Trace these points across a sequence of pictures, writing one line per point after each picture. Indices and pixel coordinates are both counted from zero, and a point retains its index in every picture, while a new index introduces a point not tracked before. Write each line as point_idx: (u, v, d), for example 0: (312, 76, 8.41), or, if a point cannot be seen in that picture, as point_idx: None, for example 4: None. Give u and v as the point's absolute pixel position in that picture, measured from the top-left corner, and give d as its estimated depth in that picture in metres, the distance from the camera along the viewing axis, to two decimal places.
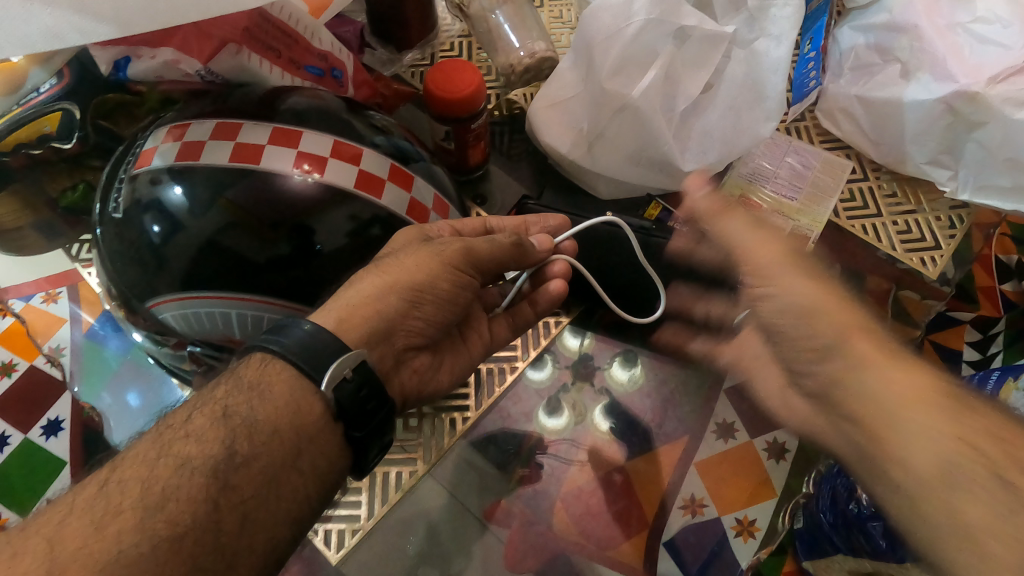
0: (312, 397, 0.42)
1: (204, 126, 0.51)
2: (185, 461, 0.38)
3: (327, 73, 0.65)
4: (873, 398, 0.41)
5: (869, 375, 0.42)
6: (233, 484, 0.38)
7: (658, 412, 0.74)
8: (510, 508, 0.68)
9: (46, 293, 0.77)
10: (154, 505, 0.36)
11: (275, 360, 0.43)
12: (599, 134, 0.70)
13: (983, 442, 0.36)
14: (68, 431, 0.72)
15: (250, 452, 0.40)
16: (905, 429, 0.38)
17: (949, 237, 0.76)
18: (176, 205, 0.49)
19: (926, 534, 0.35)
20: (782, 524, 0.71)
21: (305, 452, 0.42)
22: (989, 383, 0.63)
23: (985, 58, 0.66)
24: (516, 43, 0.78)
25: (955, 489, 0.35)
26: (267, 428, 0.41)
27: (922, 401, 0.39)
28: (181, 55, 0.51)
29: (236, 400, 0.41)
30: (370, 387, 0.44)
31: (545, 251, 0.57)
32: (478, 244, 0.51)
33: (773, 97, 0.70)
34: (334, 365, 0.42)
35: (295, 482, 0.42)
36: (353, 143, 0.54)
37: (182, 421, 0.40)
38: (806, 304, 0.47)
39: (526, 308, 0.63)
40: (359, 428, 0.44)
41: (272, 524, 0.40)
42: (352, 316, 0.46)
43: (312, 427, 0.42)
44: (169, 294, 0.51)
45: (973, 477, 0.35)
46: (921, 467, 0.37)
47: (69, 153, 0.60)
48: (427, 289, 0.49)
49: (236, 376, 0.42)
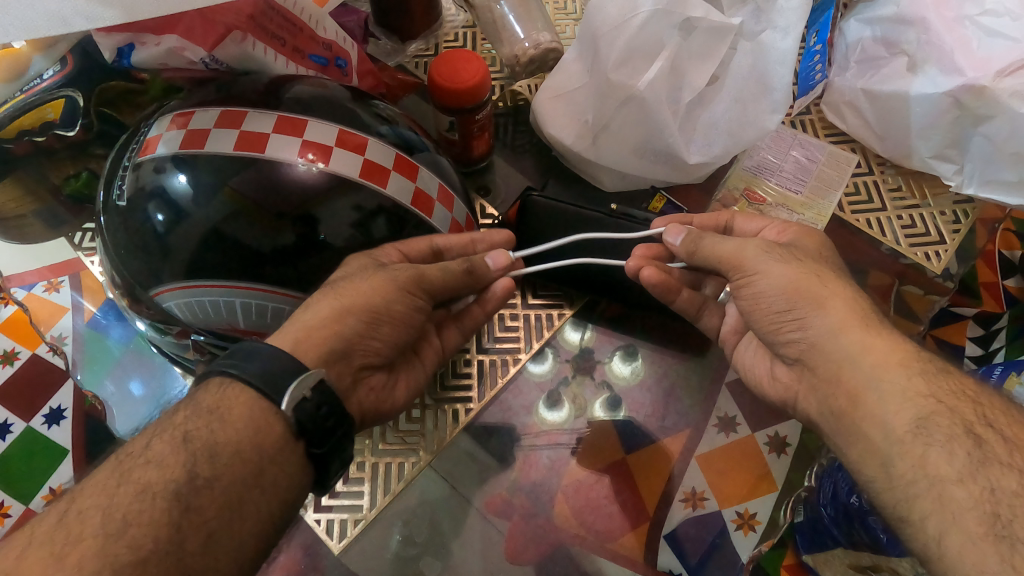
0: (272, 416, 0.41)
1: (209, 114, 0.51)
2: (146, 486, 0.37)
3: (331, 62, 0.64)
4: (849, 362, 0.44)
5: (848, 340, 0.45)
6: (195, 505, 0.38)
7: (658, 406, 0.75)
8: (511, 500, 0.69)
9: (49, 282, 0.77)
10: (116, 531, 0.35)
11: (230, 382, 0.42)
12: (604, 125, 0.69)
13: (954, 403, 0.41)
14: (71, 420, 0.73)
15: (212, 474, 0.39)
16: (882, 389, 0.43)
17: (953, 232, 0.76)
18: (180, 193, 0.49)
19: (903, 484, 0.40)
20: (783, 519, 0.69)
21: (267, 471, 0.41)
22: (994, 374, 0.64)
23: (994, 50, 0.65)
24: (520, 34, 0.77)
25: (929, 443, 0.40)
26: (229, 451, 0.40)
27: (899, 366, 0.43)
28: (185, 43, 0.50)
29: (196, 425, 0.40)
30: (331, 407, 0.42)
31: (501, 268, 0.54)
32: (432, 271, 0.50)
33: (780, 89, 0.69)
34: (292, 386, 0.41)
35: (258, 501, 0.41)
36: (358, 132, 0.54)
37: (142, 448, 0.40)
38: (788, 290, 0.48)
39: (473, 310, 0.59)
40: (319, 446, 0.43)
41: (237, 543, 0.39)
42: (313, 336, 0.45)
43: (274, 448, 0.41)
44: (173, 283, 0.51)
45: (948, 436, 0.39)
46: (897, 425, 0.41)
47: (72, 141, 0.60)
48: (384, 311, 0.48)
49: (195, 402, 0.42)
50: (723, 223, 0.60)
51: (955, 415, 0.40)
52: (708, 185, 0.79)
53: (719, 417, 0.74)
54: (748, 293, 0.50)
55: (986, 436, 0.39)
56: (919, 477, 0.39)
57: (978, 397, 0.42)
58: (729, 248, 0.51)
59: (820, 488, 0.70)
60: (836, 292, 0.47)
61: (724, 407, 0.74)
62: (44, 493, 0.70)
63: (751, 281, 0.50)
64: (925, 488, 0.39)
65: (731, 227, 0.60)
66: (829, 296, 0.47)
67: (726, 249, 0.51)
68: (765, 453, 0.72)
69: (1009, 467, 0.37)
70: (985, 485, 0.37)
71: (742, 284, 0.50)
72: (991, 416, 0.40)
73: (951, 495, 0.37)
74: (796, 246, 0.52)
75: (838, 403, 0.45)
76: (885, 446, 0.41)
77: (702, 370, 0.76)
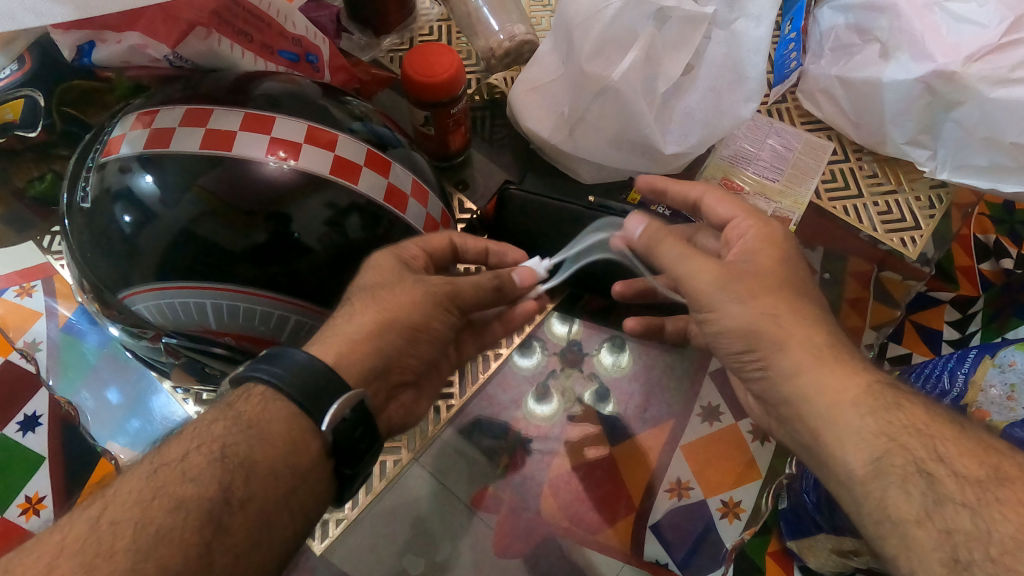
0: (309, 434, 0.40)
1: (173, 112, 0.50)
2: (181, 501, 0.36)
3: (302, 58, 0.63)
4: (805, 404, 0.42)
5: (801, 383, 0.43)
6: (227, 527, 0.36)
7: (646, 396, 0.75)
8: (498, 494, 0.68)
9: (20, 287, 0.75)
10: (147, 548, 0.34)
11: (273, 395, 0.41)
12: (581, 117, 0.69)
13: (903, 438, 0.39)
14: (46, 427, 0.71)
15: (247, 495, 0.38)
16: (841, 430, 0.40)
17: (928, 218, 0.77)
18: (147, 193, 0.48)
19: (871, 523, 0.38)
20: (766, 506, 0.71)
21: (298, 492, 0.40)
22: (963, 365, 0.62)
23: (962, 36, 0.66)
24: (495, 27, 0.76)
25: (886, 485, 0.37)
26: (265, 470, 0.39)
27: (852, 407, 0.40)
28: (147, 39, 0.49)
29: (235, 439, 0.39)
30: (364, 426, 0.42)
31: (526, 286, 0.54)
32: (465, 285, 0.50)
33: (755, 78, 0.70)
34: (334, 406, 0.40)
35: (286, 523, 0.40)
36: (329, 129, 0.53)
37: (178, 458, 0.38)
38: (748, 329, 0.45)
39: (497, 328, 0.61)
40: (350, 466, 0.42)
41: (263, 562, 0.38)
42: (356, 350, 0.44)
43: (307, 467, 0.40)
44: (144, 285, 0.50)
45: (902, 476, 0.37)
46: (857, 465, 0.39)
47: (34, 142, 0.59)
48: (423, 328, 0.48)
49: (233, 412, 0.40)
50: (694, 201, 0.58)
51: (908, 453, 0.38)
52: (686, 174, 0.79)
53: (703, 406, 0.74)
54: (710, 329, 0.48)
55: (938, 472, 0.37)
56: (882, 518, 0.37)
57: (930, 429, 0.39)
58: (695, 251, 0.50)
59: (800, 475, 0.68)
60: (794, 332, 0.44)
61: (707, 396, 0.75)
62: (20, 501, 0.68)
63: (713, 318, 0.47)
64: (890, 531, 0.37)
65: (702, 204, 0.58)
66: (789, 337, 0.44)
67: (682, 271, 0.49)
68: (749, 442, 0.72)
69: (962, 506, 0.35)
70: (943, 528, 0.35)
71: (703, 319, 0.48)
72: (945, 451, 0.38)
73: (914, 536, 0.36)
74: (750, 258, 0.48)
75: (804, 436, 0.43)
76: (849, 485, 0.39)
77: (685, 362, 0.76)
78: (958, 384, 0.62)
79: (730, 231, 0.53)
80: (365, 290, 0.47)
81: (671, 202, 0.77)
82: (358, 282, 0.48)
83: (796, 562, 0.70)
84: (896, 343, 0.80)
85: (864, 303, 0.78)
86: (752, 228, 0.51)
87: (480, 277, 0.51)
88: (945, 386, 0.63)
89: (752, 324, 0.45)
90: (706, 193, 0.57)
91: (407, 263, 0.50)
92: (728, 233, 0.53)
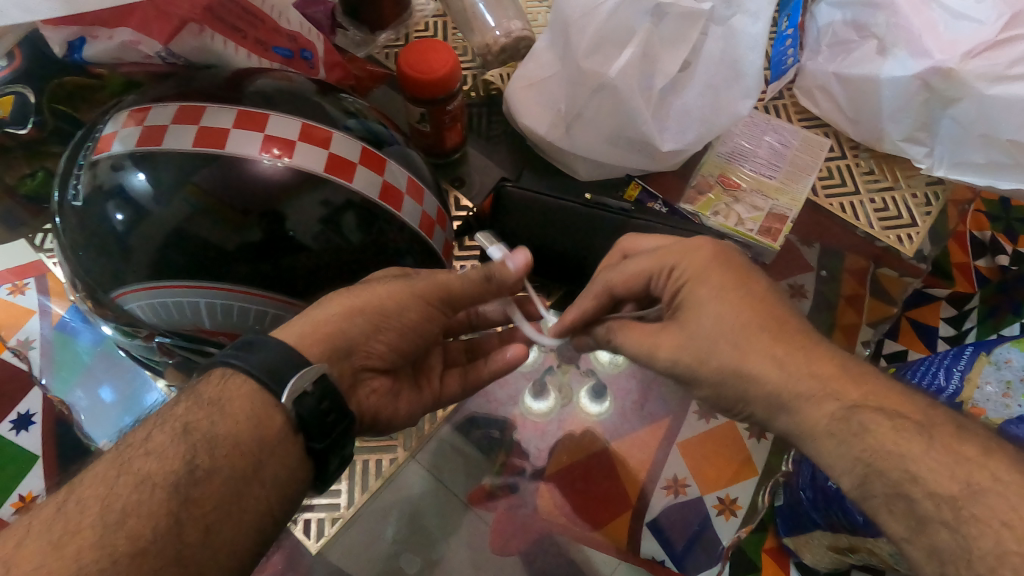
0: (272, 409, 0.40)
1: (166, 109, 0.50)
2: (145, 477, 0.36)
3: (296, 54, 0.62)
4: (798, 442, 0.41)
5: (781, 424, 0.42)
6: (195, 497, 0.36)
7: (642, 392, 0.75)
8: (495, 492, 0.68)
9: (13, 285, 0.75)
10: (114, 523, 0.34)
11: (232, 374, 0.40)
12: (578, 113, 0.69)
13: (880, 464, 0.36)
14: (40, 425, 0.70)
15: (212, 466, 0.37)
16: (822, 459, 0.39)
17: (924, 215, 0.77)
18: (139, 191, 0.47)
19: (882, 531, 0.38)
20: (762, 503, 0.71)
21: (266, 465, 0.39)
22: (961, 361, 0.62)
23: (959, 33, 0.66)
24: (491, 23, 0.75)
25: (875, 507, 0.37)
26: (228, 443, 0.38)
27: (828, 439, 0.39)
28: (139, 36, 0.49)
29: (196, 416, 0.39)
30: (332, 405, 0.41)
31: (521, 272, 0.48)
32: (452, 281, 0.48)
33: (751, 75, 0.69)
34: (293, 379, 0.40)
35: (257, 495, 0.39)
36: (325, 127, 0.53)
37: (141, 438, 0.38)
38: (717, 397, 0.45)
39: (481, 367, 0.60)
40: (319, 440, 0.41)
41: (236, 535, 0.38)
42: (317, 331, 0.44)
43: (274, 439, 0.40)
44: (136, 284, 0.49)
45: (885, 496, 0.36)
46: (846, 486, 0.38)
47: (25, 139, 0.59)
48: (393, 315, 0.48)
49: (195, 393, 0.40)
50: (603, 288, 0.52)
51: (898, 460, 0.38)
52: (683, 171, 0.79)
53: None
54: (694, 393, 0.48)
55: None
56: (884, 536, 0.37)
57: (908, 441, 0.36)
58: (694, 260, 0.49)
59: (798, 472, 0.68)
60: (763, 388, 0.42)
61: None
62: (14, 500, 0.67)
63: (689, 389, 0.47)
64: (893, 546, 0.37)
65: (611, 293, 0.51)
66: (749, 393, 0.42)
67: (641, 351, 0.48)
68: (745, 439, 0.72)
69: (943, 525, 0.34)
70: (926, 548, 0.34)
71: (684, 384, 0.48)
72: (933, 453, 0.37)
73: (914, 559, 0.35)
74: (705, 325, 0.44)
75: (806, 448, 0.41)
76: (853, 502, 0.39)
77: None
78: (954, 382, 0.61)
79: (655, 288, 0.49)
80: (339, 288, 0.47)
81: (666, 200, 0.76)
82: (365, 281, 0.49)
83: (792, 558, 0.71)
84: (892, 340, 0.79)
85: (861, 299, 0.77)
86: (685, 272, 0.47)
87: (467, 269, 0.49)
88: (940, 384, 0.61)
89: (718, 380, 0.44)
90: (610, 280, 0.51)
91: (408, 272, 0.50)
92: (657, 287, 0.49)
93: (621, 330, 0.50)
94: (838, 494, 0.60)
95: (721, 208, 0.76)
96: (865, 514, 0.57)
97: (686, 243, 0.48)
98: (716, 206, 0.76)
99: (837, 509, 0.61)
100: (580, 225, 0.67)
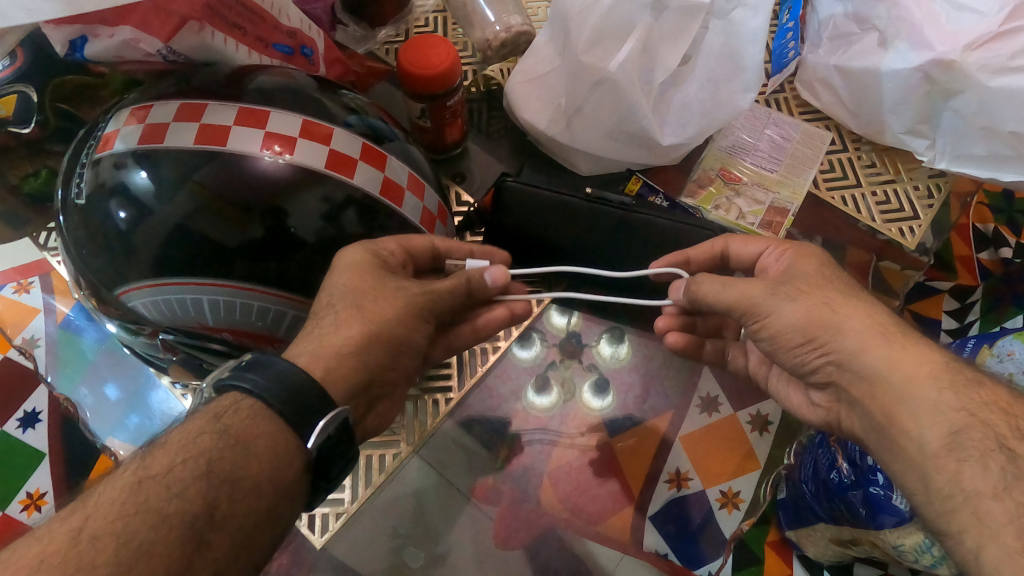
0: (295, 452, 0.40)
1: (168, 107, 0.50)
2: (164, 516, 0.35)
3: (296, 51, 0.63)
4: (879, 380, 0.42)
5: (873, 359, 0.42)
6: (209, 542, 0.36)
7: (644, 386, 0.75)
8: (499, 486, 0.69)
9: (18, 284, 0.75)
10: (128, 564, 0.33)
11: (262, 408, 0.40)
12: (578, 108, 0.69)
13: (987, 416, 0.38)
14: (46, 423, 0.70)
15: (230, 509, 0.38)
16: (916, 405, 0.40)
17: (926, 207, 0.77)
18: (141, 189, 0.48)
19: (939, 498, 0.38)
20: (765, 495, 0.71)
21: (278, 505, 0.40)
22: (966, 349, 0.63)
23: (961, 25, 0.65)
24: (491, 18, 0.75)
25: (963, 460, 0.37)
26: (248, 484, 0.38)
27: (929, 380, 0.40)
28: (140, 34, 0.49)
29: (221, 454, 0.38)
30: (345, 444, 0.43)
31: (498, 285, 0.51)
32: (442, 295, 0.50)
33: (752, 68, 0.70)
34: (320, 422, 0.41)
35: (266, 535, 0.40)
36: (324, 123, 0.53)
37: (163, 470, 0.37)
38: (803, 322, 0.45)
39: (465, 330, 0.58)
40: (325, 479, 0.42)
41: (243, 572, 0.39)
42: (340, 366, 0.44)
43: (289, 482, 0.40)
44: (140, 282, 0.50)
45: (981, 451, 0.37)
46: (932, 441, 0.39)
47: (28, 138, 0.60)
48: (405, 342, 0.49)
49: (220, 425, 0.39)
50: (720, 252, 0.57)
51: (988, 428, 0.38)
52: (685, 165, 0.79)
53: (701, 397, 0.74)
54: (766, 335, 0.47)
55: (1019, 449, 0.37)
56: (954, 491, 0.37)
57: (1013, 409, 0.39)
58: (734, 294, 0.47)
59: (799, 465, 0.68)
60: (851, 314, 0.44)
61: (706, 387, 0.74)
62: (21, 497, 0.66)
63: (767, 323, 0.46)
64: (959, 502, 0.37)
65: (727, 254, 0.57)
66: (845, 319, 0.44)
67: (728, 300, 0.48)
68: (747, 432, 0.72)
69: None
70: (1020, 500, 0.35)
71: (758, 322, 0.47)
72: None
73: (988, 509, 0.35)
74: (795, 275, 0.48)
75: (872, 416, 0.42)
76: (920, 461, 0.39)
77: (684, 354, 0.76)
78: None
79: (762, 261, 0.53)
80: (348, 296, 0.47)
81: (667, 194, 0.76)
82: (331, 283, 0.47)
83: (796, 552, 0.71)
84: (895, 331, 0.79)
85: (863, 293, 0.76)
86: (786, 254, 0.51)
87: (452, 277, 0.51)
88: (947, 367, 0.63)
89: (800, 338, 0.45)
90: (731, 241, 0.57)
91: (383, 262, 0.50)
92: (763, 263, 0.53)
93: (707, 284, 0.49)
94: (840, 486, 0.60)
95: (722, 202, 0.76)
96: (868, 506, 0.58)
97: (802, 245, 0.51)
98: (717, 200, 0.76)
99: (840, 502, 0.61)
100: (582, 227, 0.67)
